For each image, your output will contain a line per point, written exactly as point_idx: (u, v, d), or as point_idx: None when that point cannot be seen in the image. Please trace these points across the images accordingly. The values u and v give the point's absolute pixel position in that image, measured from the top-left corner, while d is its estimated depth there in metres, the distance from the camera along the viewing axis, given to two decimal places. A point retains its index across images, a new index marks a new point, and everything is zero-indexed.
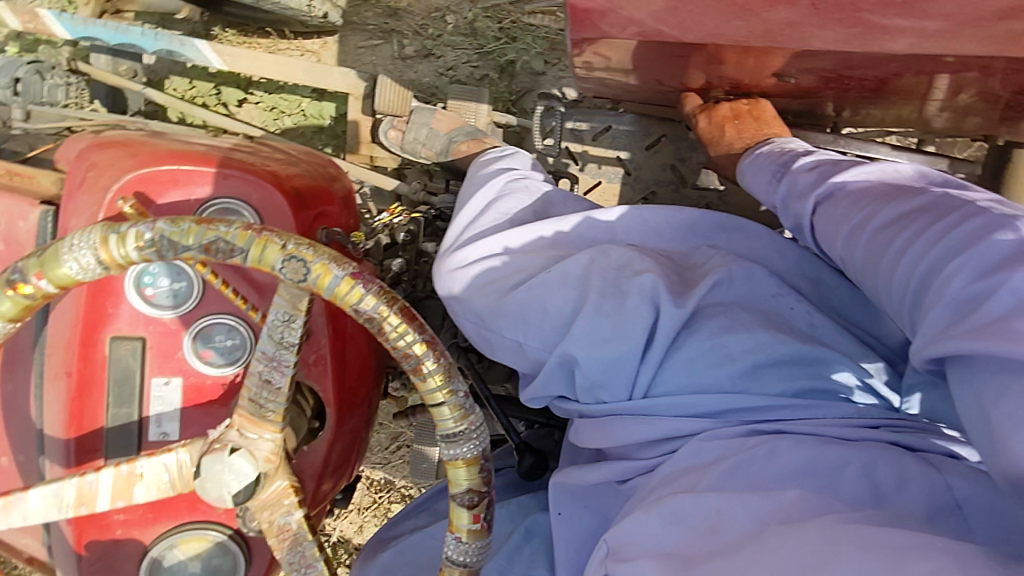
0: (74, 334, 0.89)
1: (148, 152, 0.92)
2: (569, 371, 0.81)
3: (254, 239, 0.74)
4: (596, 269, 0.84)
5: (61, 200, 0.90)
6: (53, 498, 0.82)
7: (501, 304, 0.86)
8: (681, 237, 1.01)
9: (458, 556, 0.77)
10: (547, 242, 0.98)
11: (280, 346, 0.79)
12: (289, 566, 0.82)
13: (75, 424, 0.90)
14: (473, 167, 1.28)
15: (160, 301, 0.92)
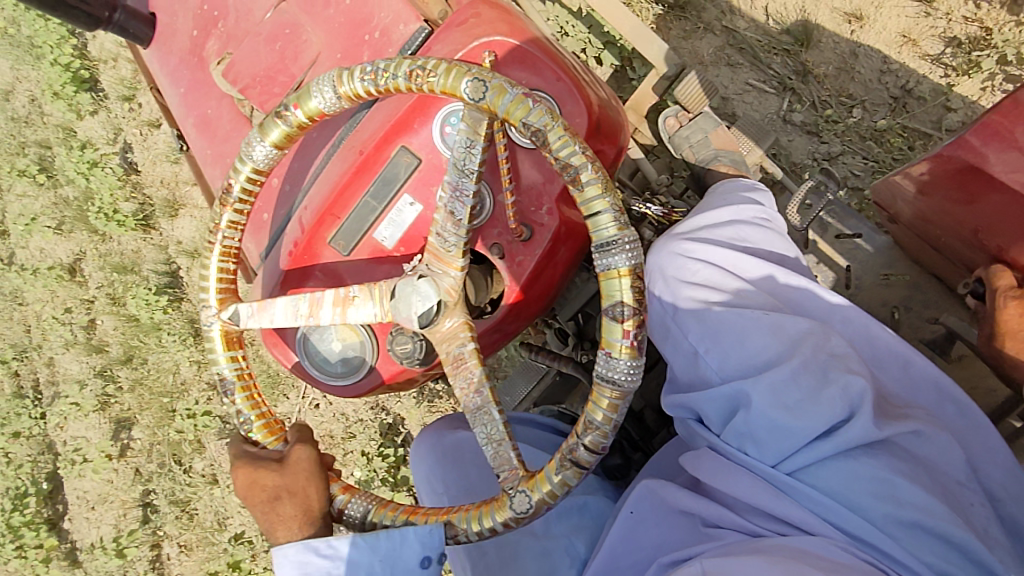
0: (383, 130, 1.06)
1: (519, 28, 1.05)
2: (731, 403, 0.96)
3: (445, 64, 0.84)
4: (815, 348, 0.93)
5: (437, 28, 1.08)
6: (288, 308, 0.96)
7: (709, 316, 1.00)
8: (892, 364, 1.04)
9: (612, 373, 0.85)
10: (770, 289, 1.07)
11: (462, 173, 0.88)
12: (458, 389, 0.92)
13: (338, 194, 1.07)
14: (721, 182, 1.32)
15: (449, 142, 1.04)
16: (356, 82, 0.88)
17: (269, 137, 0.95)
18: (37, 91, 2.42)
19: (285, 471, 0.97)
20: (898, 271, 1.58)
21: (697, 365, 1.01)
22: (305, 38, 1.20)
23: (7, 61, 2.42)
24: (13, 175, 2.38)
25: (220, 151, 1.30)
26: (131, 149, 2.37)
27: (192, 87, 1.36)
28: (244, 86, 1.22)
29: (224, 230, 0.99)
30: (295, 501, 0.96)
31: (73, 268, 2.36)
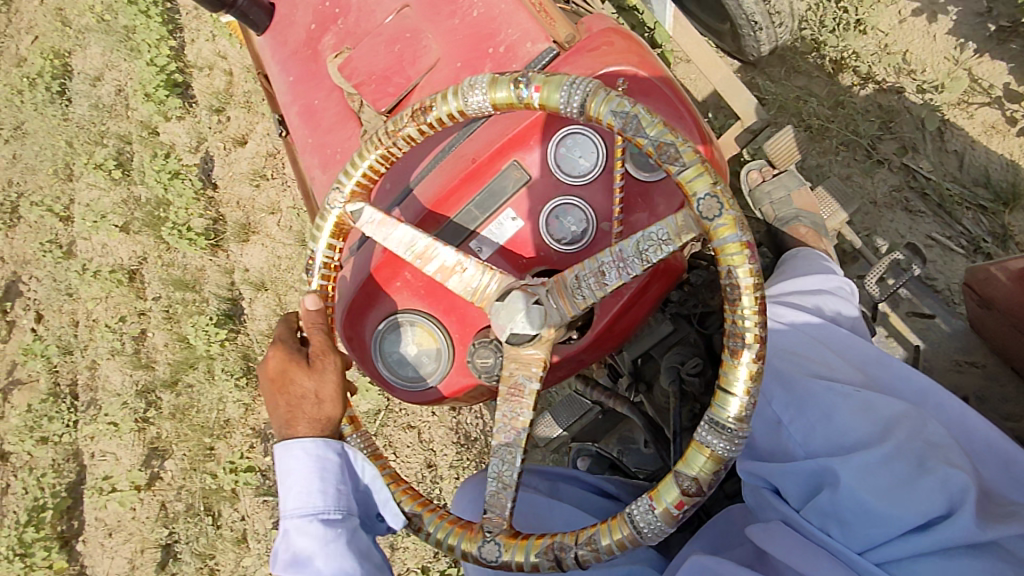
0: (497, 143, 1.06)
1: (647, 62, 1.06)
2: (815, 480, 0.90)
3: (698, 163, 0.81)
4: (911, 430, 0.87)
5: (566, 51, 1.09)
6: (404, 240, 0.96)
7: (797, 387, 0.94)
8: (989, 461, 0.95)
9: (640, 520, 0.84)
10: (859, 363, 1.01)
11: (639, 255, 0.85)
12: (499, 414, 0.90)
13: (444, 199, 1.07)
14: (795, 254, 1.32)
15: (563, 162, 1.05)
16: (607, 107, 0.84)
17: (491, 97, 0.91)
18: (126, 83, 2.55)
19: (314, 372, 1.01)
20: (972, 358, 1.53)
21: (779, 436, 0.95)
22: (424, 44, 1.21)
23: (103, 47, 2.57)
24: (88, 165, 2.47)
25: (321, 141, 1.31)
26: (210, 162, 2.43)
27: (302, 77, 1.40)
28: (360, 82, 1.24)
29: (403, 127, 0.98)
30: (316, 401, 1.00)
31: (133, 273, 2.40)
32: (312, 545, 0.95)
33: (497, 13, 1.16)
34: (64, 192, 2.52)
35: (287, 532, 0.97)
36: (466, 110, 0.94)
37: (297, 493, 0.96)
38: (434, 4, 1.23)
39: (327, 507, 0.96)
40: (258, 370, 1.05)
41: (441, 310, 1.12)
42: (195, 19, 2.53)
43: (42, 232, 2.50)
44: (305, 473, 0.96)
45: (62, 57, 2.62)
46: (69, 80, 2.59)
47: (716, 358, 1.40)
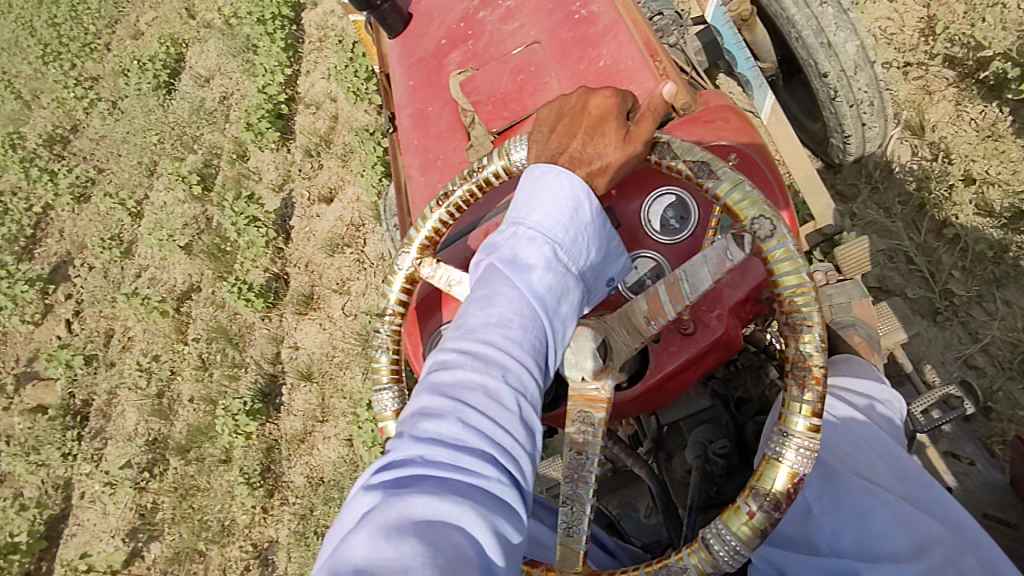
0: None
1: (755, 142, 1.11)
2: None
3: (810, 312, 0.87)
4: (943, 554, 0.87)
5: (682, 117, 1.15)
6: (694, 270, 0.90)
7: (838, 481, 0.93)
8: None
9: None
10: (905, 475, 0.99)
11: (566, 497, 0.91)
12: None
13: None
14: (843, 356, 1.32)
15: (653, 218, 1.09)
16: (773, 237, 0.88)
17: (752, 221, 0.89)
18: (231, 92, 2.89)
19: (621, 146, 0.94)
20: (1006, 517, 1.49)
21: (807, 522, 0.94)
22: (546, 80, 1.30)
23: (218, 55, 2.95)
24: (173, 178, 2.68)
25: (426, 146, 1.39)
26: (290, 209, 2.56)
27: (421, 84, 1.49)
28: (478, 100, 1.32)
29: (802, 343, 0.87)
30: (604, 169, 0.94)
31: (180, 302, 2.52)
32: (537, 259, 0.81)
33: (624, 68, 1.23)
34: (139, 187, 2.83)
35: (516, 233, 0.84)
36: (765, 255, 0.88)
37: (547, 209, 0.85)
38: (565, 47, 1.31)
39: (565, 240, 0.84)
40: (580, 97, 0.98)
41: None
42: (314, 53, 2.80)
43: (109, 224, 2.80)
44: (561, 198, 0.86)
45: (178, 46, 3.14)
46: (185, 81, 2.99)
47: (745, 447, 1.36)
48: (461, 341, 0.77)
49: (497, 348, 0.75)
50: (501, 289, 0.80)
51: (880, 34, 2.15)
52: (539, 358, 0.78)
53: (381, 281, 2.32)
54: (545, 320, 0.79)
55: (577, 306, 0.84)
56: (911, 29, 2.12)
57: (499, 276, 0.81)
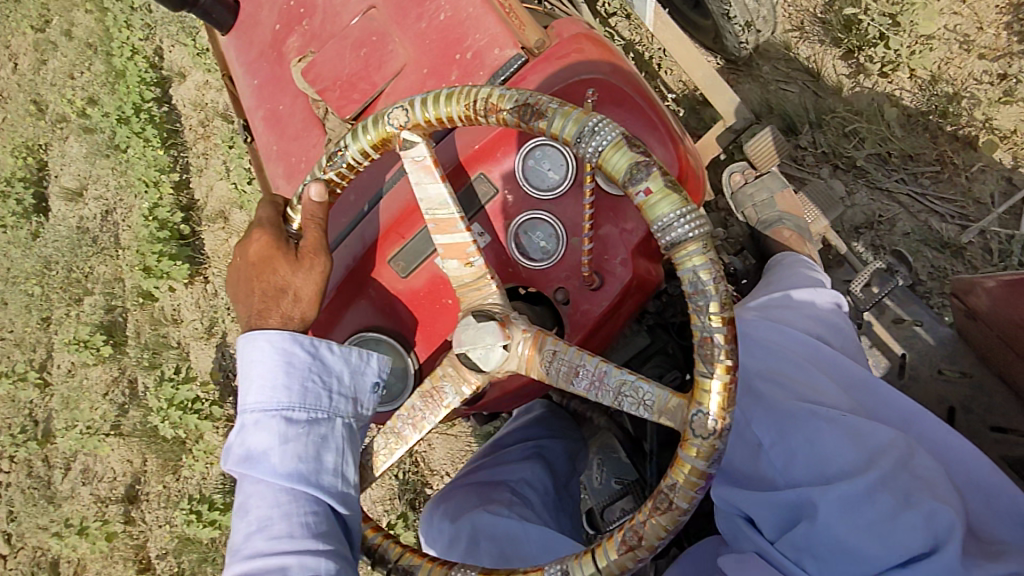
0: (465, 154, 1.02)
1: (621, 72, 1.02)
2: (794, 510, 0.78)
3: (615, 139, 0.76)
4: (899, 459, 0.76)
5: (536, 58, 1.04)
6: (433, 198, 0.89)
7: (777, 405, 0.84)
8: (973, 496, 0.84)
9: None
10: (853, 382, 0.93)
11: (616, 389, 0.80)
12: (410, 404, 0.92)
13: (408, 214, 1.06)
14: (778, 261, 1.29)
15: (530, 175, 0.99)
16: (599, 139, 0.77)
17: (607, 158, 0.77)
18: (114, 205, 2.37)
19: (297, 268, 0.95)
20: (959, 368, 1.44)
21: (758, 461, 0.83)
22: (390, 48, 1.17)
23: (82, 154, 2.42)
24: (74, 344, 2.27)
25: (285, 150, 1.27)
26: (229, 360, 2.19)
27: (267, 81, 1.34)
28: (324, 88, 1.20)
29: (507, 109, 0.81)
30: (295, 298, 0.95)
31: (128, 514, 2.19)
32: (268, 443, 0.85)
33: (465, 16, 1.11)
34: (39, 345, 2.35)
35: (243, 425, 0.87)
36: (567, 141, 0.79)
37: (257, 385, 0.87)
38: (403, 6, 1.18)
39: (292, 403, 0.86)
40: (238, 254, 0.98)
41: (404, 329, 1.07)
42: (199, 142, 2.34)
43: (17, 403, 2.34)
44: (266, 364, 0.87)
45: (36, 152, 2.49)
46: (51, 201, 2.45)
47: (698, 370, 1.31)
48: (235, 565, 0.83)
49: (266, 557, 0.82)
50: (252, 491, 0.86)
51: (953, 34, 1.77)
52: (313, 529, 0.85)
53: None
54: (306, 489, 0.85)
55: (333, 452, 0.88)
56: (996, 26, 1.75)
57: (246, 476, 0.87)
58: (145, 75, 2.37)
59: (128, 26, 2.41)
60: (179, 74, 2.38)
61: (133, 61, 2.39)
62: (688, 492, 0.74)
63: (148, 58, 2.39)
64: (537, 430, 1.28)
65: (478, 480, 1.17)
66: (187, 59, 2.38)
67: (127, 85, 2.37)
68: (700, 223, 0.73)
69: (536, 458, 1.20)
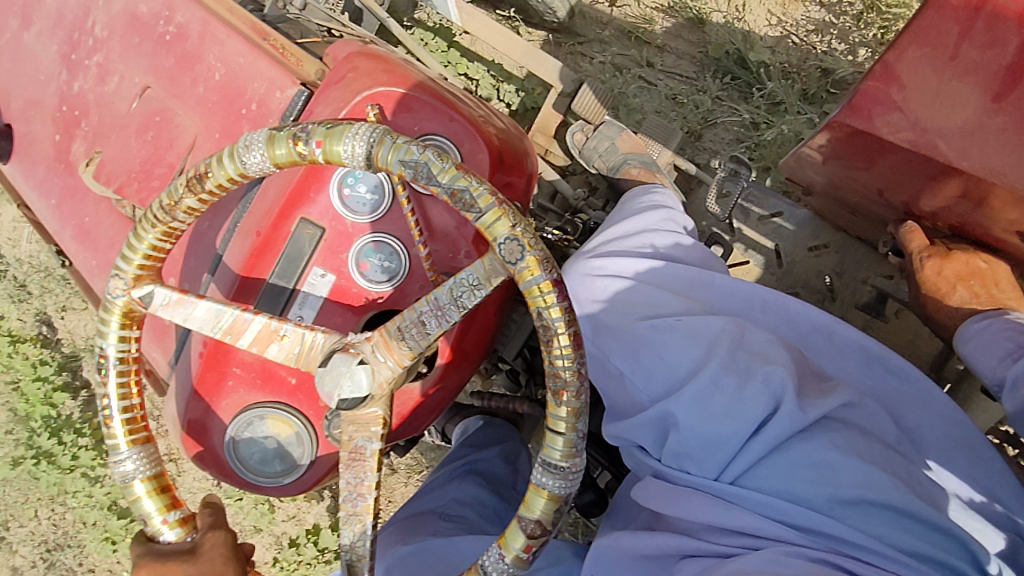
0: (278, 206, 1.00)
1: (400, 75, 1.02)
2: (662, 421, 0.84)
3: (271, 138, 0.82)
4: (729, 340, 0.84)
5: (317, 88, 1.03)
6: (210, 315, 0.89)
7: (625, 333, 0.89)
8: (813, 342, 0.96)
9: (490, 567, 0.76)
10: (694, 281, 0.98)
11: (454, 301, 0.81)
12: (343, 483, 0.84)
13: (241, 282, 1.00)
14: (629, 191, 1.32)
15: (351, 205, 0.99)
16: (290, 153, 0.82)
17: (291, 157, 0.82)
18: (54, 540, 2.03)
19: (196, 564, 0.80)
20: (822, 241, 1.56)
21: (625, 388, 0.89)
22: (177, 122, 1.11)
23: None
24: None
25: (107, 259, 1.19)
26: None
27: (64, 195, 1.24)
28: (120, 185, 1.13)
29: (182, 198, 0.87)
30: None
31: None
32: None
33: (238, 69, 1.07)
34: None
35: None
36: (272, 162, 0.83)
37: None
38: (174, 76, 1.12)
39: None
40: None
41: (287, 392, 1.04)
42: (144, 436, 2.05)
43: None
44: None
45: None
46: None
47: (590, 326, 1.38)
48: None
49: None
50: None
51: None
52: None
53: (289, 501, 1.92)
54: None
55: None
56: None
57: None
58: (53, 380, 2.04)
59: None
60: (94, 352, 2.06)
61: (18, 354, 2.06)
62: (555, 304, 0.75)
63: (34, 338, 2.07)
64: (465, 450, 1.34)
65: (415, 512, 1.20)
66: (89, 330, 2.06)
67: (27, 398, 2.03)
68: (372, 134, 0.80)
69: (472, 474, 1.26)
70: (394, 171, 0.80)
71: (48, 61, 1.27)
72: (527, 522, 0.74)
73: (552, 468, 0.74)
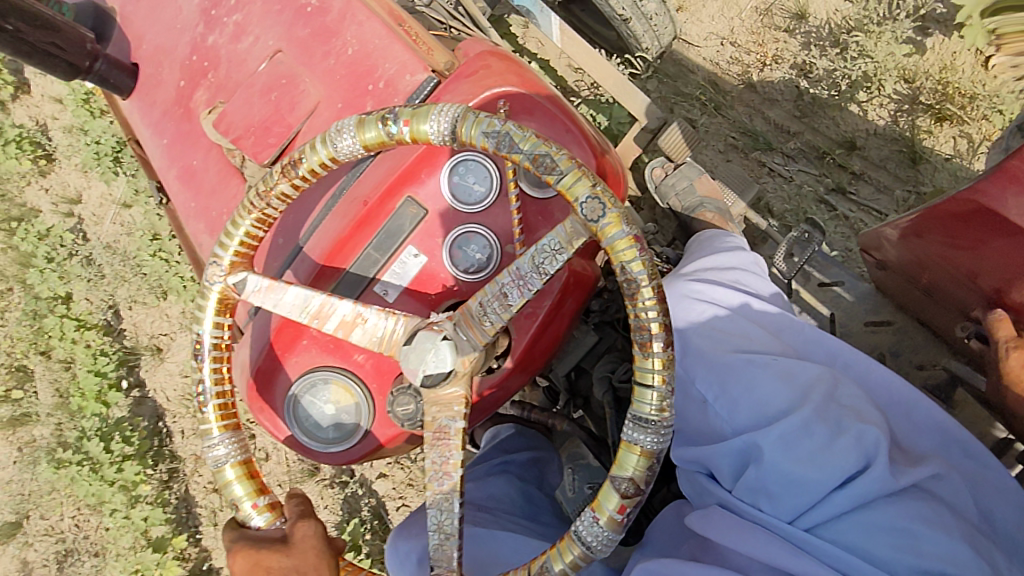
0: (387, 180, 1.03)
1: (527, 80, 1.06)
2: (742, 454, 0.85)
3: (360, 124, 0.86)
4: (824, 389, 0.85)
5: (446, 78, 1.08)
6: (297, 302, 0.91)
7: (715, 363, 0.91)
8: (894, 413, 0.95)
9: (587, 535, 0.76)
10: (783, 328, 1.00)
11: (536, 269, 0.81)
12: (430, 461, 0.85)
13: (337, 247, 1.03)
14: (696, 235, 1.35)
15: (458, 194, 1.01)
16: (379, 135, 0.85)
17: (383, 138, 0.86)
18: (83, 543, 2.07)
19: (291, 553, 0.83)
20: (880, 318, 1.52)
21: (706, 415, 0.90)
22: (301, 88, 1.17)
23: (33, 489, 2.10)
24: None
25: (205, 204, 1.23)
26: None
27: (176, 138, 1.30)
28: (238, 136, 1.18)
29: (276, 184, 0.91)
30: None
31: None
32: None
33: (373, 48, 1.13)
34: None
35: None
36: (363, 145, 0.87)
37: None
38: (308, 46, 1.18)
39: None
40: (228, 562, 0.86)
41: (353, 363, 1.05)
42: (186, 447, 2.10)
43: None
44: None
45: None
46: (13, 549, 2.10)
47: None
48: None
49: None
50: None
51: None
52: None
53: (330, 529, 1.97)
54: None
55: None
56: None
57: None
58: (110, 375, 2.12)
59: (60, 303, 2.17)
60: (153, 351, 2.15)
61: (82, 342, 2.15)
62: (638, 261, 0.76)
63: (98, 326, 2.16)
64: (495, 453, 1.36)
65: None
66: (155, 328, 2.17)
67: (84, 393, 2.10)
68: (455, 113, 0.83)
69: (504, 473, 1.28)
70: (477, 144, 0.82)
71: (187, 12, 1.34)
72: (621, 481, 0.76)
73: (642, 423, 0.75)
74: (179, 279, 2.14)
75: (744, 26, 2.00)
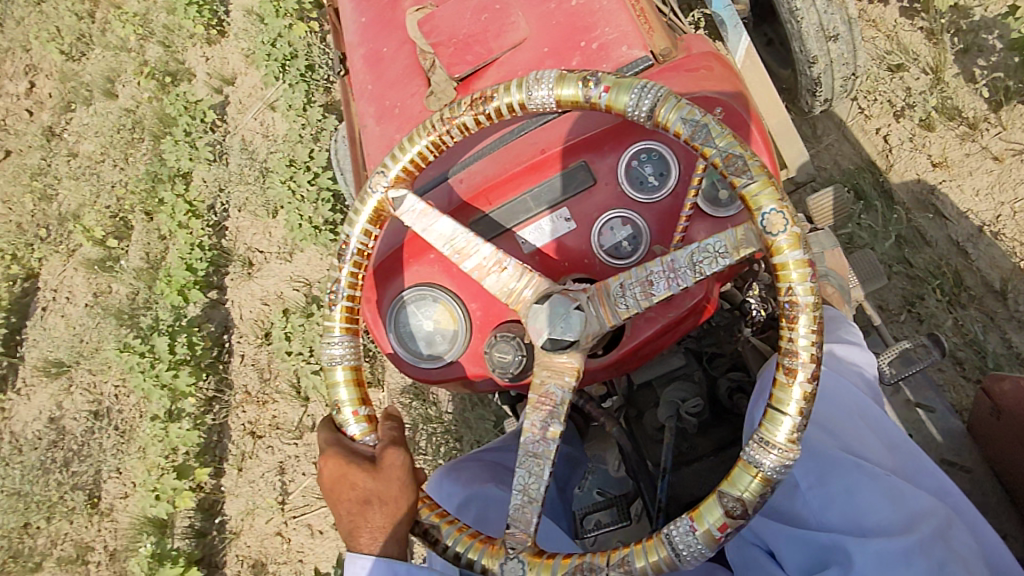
0: (572, 141, 1.03)
1: (740, 97, 1.04)
2: (824, 552, 0.86)
3: (558, 78, 0.87)
4: (934, 527, 0.84)
5: (661, 65, 1.07)
6: (443, 235, 0.93)
7: (827, 457, 0.88)
8: None
9: (678, 541, 0.78)
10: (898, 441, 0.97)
11: (692, 266, 0.81)
12: (527, 422, 0.86)
13: (501, 183, 1.05)
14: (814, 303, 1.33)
15: (631, 179, 1.02)
16: (576, 94, 0.86)
17: (578, 97, 0.87)
18: (124, 419, 2.26)
19: (377, 477, 0.90)
20: (962, 461, 1.44)
21: (794, 498, 0.89)
22: (512, 19, 1.16)
23: (102, 348, 2.31)
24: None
25: (381, 92, 1.27)
26: None
27: (374, 20, 1.34)
28: (438, 41, 1.18)
29: (461, 113, 0.93)
30: (382, 507, 0.90)
31: None
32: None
33: (598, 7, 1.12)
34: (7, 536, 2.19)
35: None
36: (555, 99, 0.87)
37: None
38: None
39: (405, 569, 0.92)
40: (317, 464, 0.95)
41: (465, 296, 1.08)
42: (236, 367, 2.23)
43: None
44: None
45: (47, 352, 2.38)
46: (66, 399, 2.32)
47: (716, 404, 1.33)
48: None
49: None
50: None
51: None
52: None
53: (344, 547, 2.02)
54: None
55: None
56: None
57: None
58: (197, 273, 2.27)
59: (178, 177, 2.41)
60: (244, 264, 2.29)
61: (186, 227, 2.34)
62: (813, 321, 0.78)
63: (204, 219, 2.35)
64: None
65: (491, 457, 1.22)
66: (254, 243, 2.32)
67: (172, 282, 2.25)
68: (657, 91, 0.83)
69: None
70: (672, 128, 0.83)
71: None
72: (729, 499, 0.77)
73: (767, 445, 0.78)
74: (295, 218, 2.22)
75: (946, 138, 1.87)
